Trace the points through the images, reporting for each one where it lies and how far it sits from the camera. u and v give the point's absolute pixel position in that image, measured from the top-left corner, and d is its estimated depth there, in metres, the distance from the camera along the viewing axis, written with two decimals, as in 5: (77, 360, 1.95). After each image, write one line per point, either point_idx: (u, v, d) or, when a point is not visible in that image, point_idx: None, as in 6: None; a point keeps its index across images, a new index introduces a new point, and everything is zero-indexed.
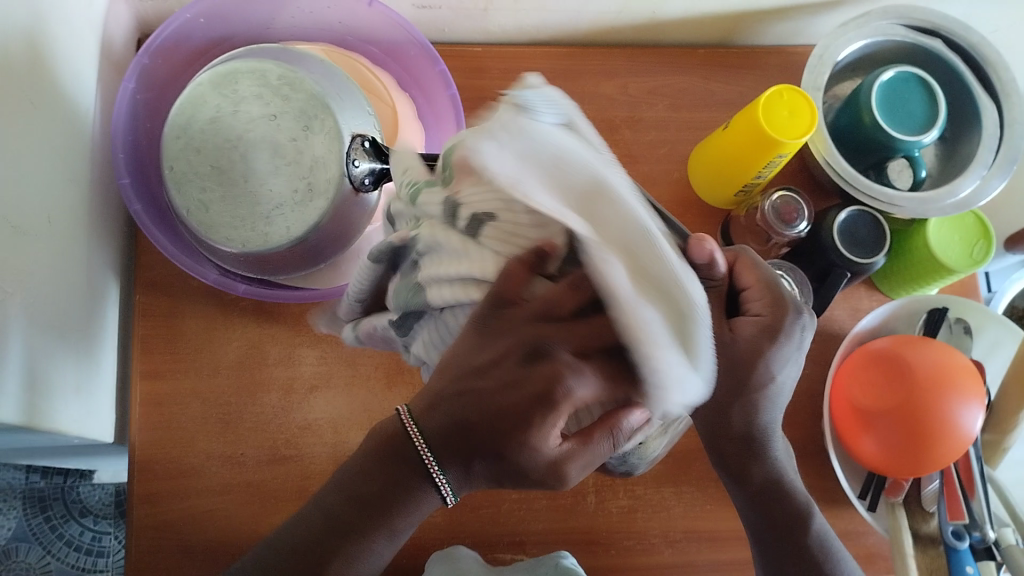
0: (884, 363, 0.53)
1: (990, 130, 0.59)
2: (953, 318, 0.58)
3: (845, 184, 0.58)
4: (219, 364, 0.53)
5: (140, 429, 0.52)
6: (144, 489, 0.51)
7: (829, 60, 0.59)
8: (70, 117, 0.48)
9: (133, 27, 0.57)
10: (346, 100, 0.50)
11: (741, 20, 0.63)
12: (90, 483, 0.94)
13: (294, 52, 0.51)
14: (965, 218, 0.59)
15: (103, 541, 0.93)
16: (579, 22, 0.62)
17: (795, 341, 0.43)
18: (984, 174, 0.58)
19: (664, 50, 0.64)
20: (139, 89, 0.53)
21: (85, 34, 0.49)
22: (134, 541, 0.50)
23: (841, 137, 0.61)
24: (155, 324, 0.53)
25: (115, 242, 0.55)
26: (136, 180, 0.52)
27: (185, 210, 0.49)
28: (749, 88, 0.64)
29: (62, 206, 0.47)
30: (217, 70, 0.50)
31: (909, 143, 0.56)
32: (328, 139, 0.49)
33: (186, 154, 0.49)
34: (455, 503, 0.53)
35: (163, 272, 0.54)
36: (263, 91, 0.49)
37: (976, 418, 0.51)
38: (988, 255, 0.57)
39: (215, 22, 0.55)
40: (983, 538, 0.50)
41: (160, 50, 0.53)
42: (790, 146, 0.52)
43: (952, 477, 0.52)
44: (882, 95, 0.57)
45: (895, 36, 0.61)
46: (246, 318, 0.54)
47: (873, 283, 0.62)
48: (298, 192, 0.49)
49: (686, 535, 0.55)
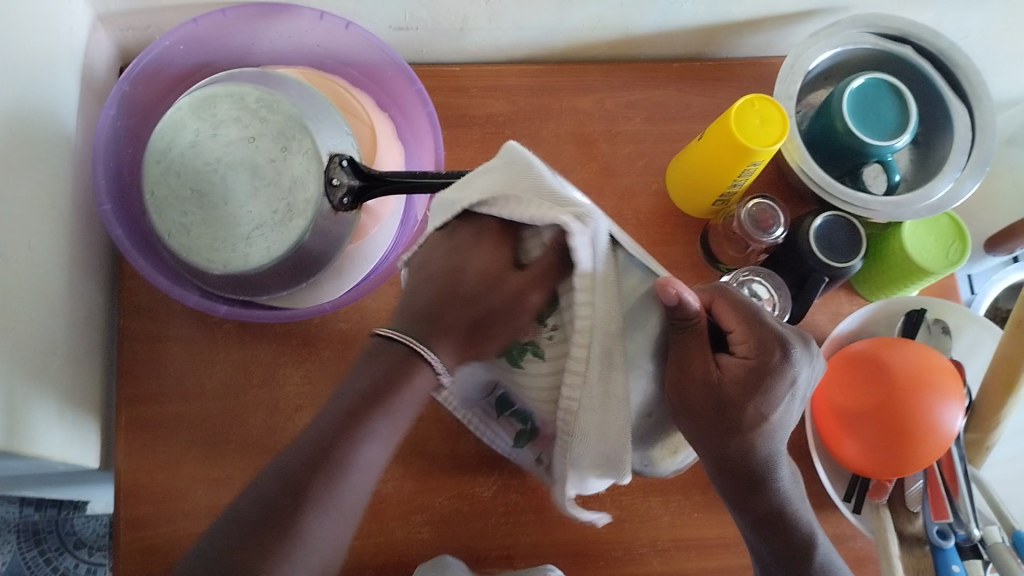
0: (863, 365, 0.54)
1: (962, 134, 0.60)
2: (932, 319, 0.59)
3: (822, 193, 0.58)
4: (205, 385, 0.54)
5: (125, 453, 0.52)
6: (131, 512, 0.51)
7: (800, 69, 0.60)
8: (49, 142, 0.49)
9: (115, 55, 0.58)
10: (324, 121, 0.51)
11: (714, 33, 0.64)
12: (84, 515, 0.93)
13: (272, 76, 0.52)
14: (940, 220, 0.60)
15: (98, 572, 0.93)
16: (554, 40, 0.63)
17: (788, 380, 0.44)
18: (957, 177, 0.59)
19: (640, 64, 0.65)
20: (119, 117, 0.54)
21: (65, 65, 0.50)
22: (122, 563, 0.50)
23: (815, 144, 0.61)
24: (140, 348, 0.54)
25: (100, 268, 0.55)
26: (118, 208, 0.53)
27: (166, 234, 0.49)
28: (724, 99, 0.65)
29: (41, 233, 0.47)
30: (196, 95, 0.51)
31: (882, 148, 0.57)
32: (306, 160, 0.50)
33: (167, 178, 0.50)
34: (441, 517, 0.54)
35: (148, 298, 0.55)
36: (241, 114, 0.50)
37: (954, 419, 0.51)
38: (964, 255, 0.58)
39: (194, 49, 0.56)
40: (968, 536, 0.50)
41: (140, 76, 0.54)
42: (763, 154, 0.53)
43: (935, 475, 0.53)
44: (854, 103, 0.58)
45: (864, 44, 0.62)
46: (231, 339, 0.55)
47: (852, 287, 0.63)
48: (278, 213, 0.50)
49: (674, 543, 0.55)
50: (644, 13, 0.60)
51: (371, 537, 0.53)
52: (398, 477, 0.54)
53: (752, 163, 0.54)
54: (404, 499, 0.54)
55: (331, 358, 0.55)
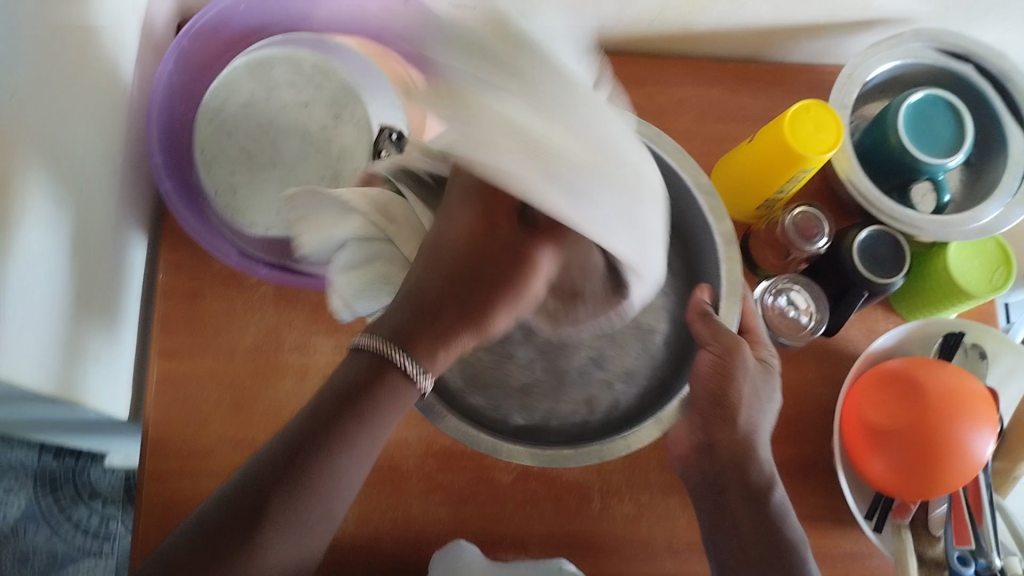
0: (898, 383, 0.53)
1: (1016, 158, 0.59)
2: (969, 343, 0.58)
3: (868, 206, 0.57)
4: (236, 345, 0.54)
5: (154, 406, 0.52)
6: (153, 467, 0.51)
7: (859, 79, 0.60)
8: (109, 91, 0.48)
9: (173, 11, 0.58)
10: (378, 90, 0.50)
11: (773, 36, 0.63)
12: (101, 466, 0.95)
13: (328, 43, 0.52)
14: (986, 244, 0.59)
15: (110, 526, 0.94)
16: (611, 30, 0.62)
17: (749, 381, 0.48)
18: (1007, 202, 0.58)
19: (695, 61, 0.64)
20: (176, 72, 0.53)
21: (127, 16, 0.50)
22: (141, 517, 0.50)
23: (867, 156, 0.61)
24: (177, 305, 0.54)
25: (142, 221, 0.55)
26: (168, 161, 0.52)
27: (214, 191, 0.49)
28: (777, 103, 0.64)
29: (93, 180, 0.47)
30: (252, 57, 0.50)
31: (934, 165, 0.56)
32: (357, 129, 0.50)
33: (217, 137, 0.49)
34: (460, 498, 0.54)
35: (188, 255, 0.55)
36: (295, 79, 0.50)
37: (986, 444, 0.51)
38: (1008, 282, 0.57)
39: (254, 10, 0.56)
40: (989, 565, 0.50)
41: (199, 32, 0.53)
42: (815, 161, 0.52)
43: (962, 503, 0.52)
44: (910, 117, 0.57)
45: (926, 59, 0.61)
46: (265, 304, 0.55)
47: (890, 304, 0.62)
48: (324, 179, 0.49)
49: (690, 546, 0.55)
50: (705, 10, 0.59)
51: (388, 513, 0.53)
52: (420, 456, 0.54)
53: (803, 169, 0.53)
54: (423, 477, 0.54)
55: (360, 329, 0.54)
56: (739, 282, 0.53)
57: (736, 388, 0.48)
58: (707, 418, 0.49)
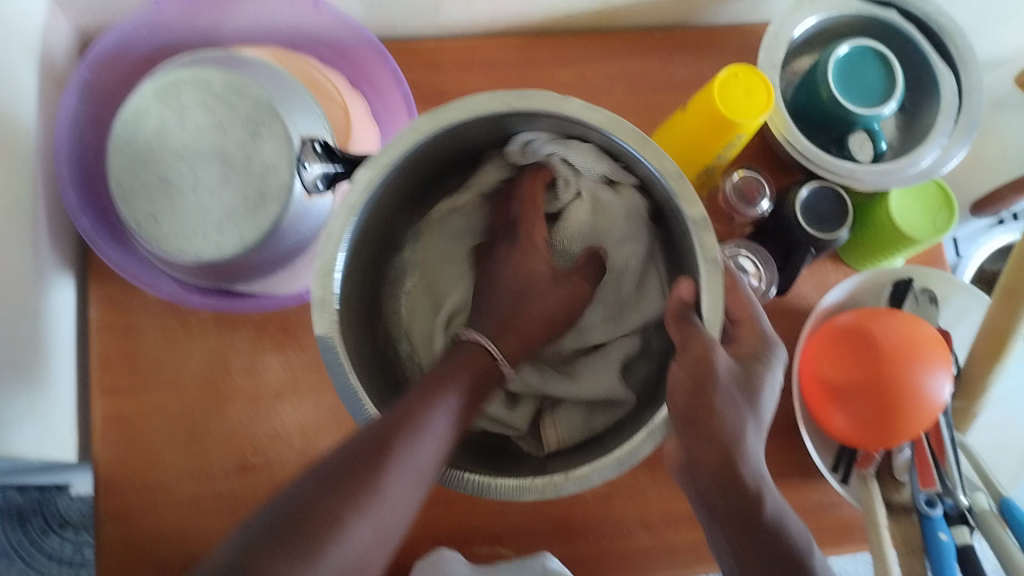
0: (853, 337, 0.54)
1: (948, 99, 0.59)
2: (919, 288, 0.59)
3: (810, 164, 0.57)
4: (182, 374, 0.53)
5: (103, 445, 0.51)
6: (109, 506, 0.50)
7: (784, 36, 0.59)
8: (9, 134, 0.47)
9: (75, 37, 0.56)
10: (294, 104, 0.48)
11: (693, 1, 0.63)
12: (67, 497, 0.90)
13: (238, 58, 0.50)
14: (927, 188, 0.59)
15: (85, 553, 0.94)
16: (532, 11, 0.61)
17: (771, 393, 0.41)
18: (943, 143, 0.58)
19: (619, 33, 0.64)
20: (81, 103, 0.52)
21: (23, 52, 0.48)
22: (102, 557, 0.49)
23: (800, 113, 0.61)
24: (113, 340, 0.53)
25: (68, 259, 0.54)
26: (84, 197, 0.52)
27: (135, 224, 0.48)
28: (707, 66, 0.64)
29: (4, 227, 0.46)
30: (160, 81, 0.48)
31: (867, 116, 0.56)
32: (277, 146, 0.47)
33: (133, 167, 0.48)
34: (427, 502, 0.53)
35: (119, 287, 0.54)
36: (207, 99, 0.47)
37: (945, 387, 0.51)
38: (951, 224, 0.57)
39: (156, 31, 0.54)
40: (956, 504, 0.49)
41: (101, 61, 0.52)
42: (747, 126, 0.52)
43: (924, 447, 0.53)
44: (839, 71, 0.57)
45: (850, 10, 0.61)
46: (207, 327, 0.53)
47: (838, 256, 0.62)
48: (249, 199, 0.47)
49: (663, 519, 0.55)
50: None
51: None
52: None
53: (735, 135, 0.53)
54: None
55: (312, 344, 0.54)
56: (717, 267, 0.42)
57: (714, 398, 0.39)
58: (686, 425, 0.39)
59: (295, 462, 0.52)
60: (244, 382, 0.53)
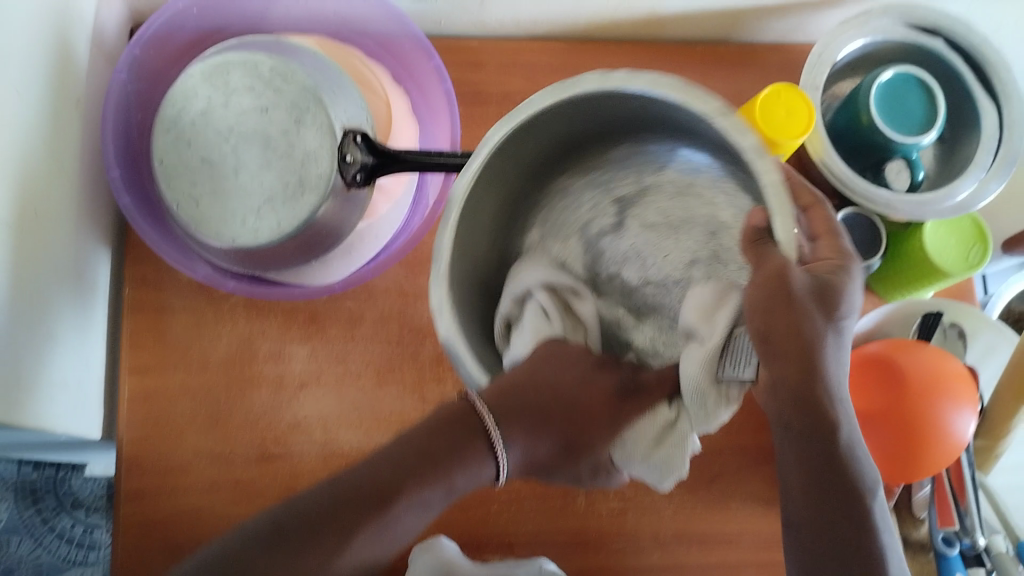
0: (878, 367, 0.53)
1: (988, 133, 0.58)
2: (948, 323, 0.59)
3: (845, 188, 0.57)
4: (210, 358, 0.53)
5: (128, 423, 0.51)
6: (131, 485, 0.50)
7: (828, 59, 0.59)
8: (59, 110, 0.47)
9: (124, 15, 0.56)
10: (339, 94, 0.48)
11: (740, 19, 0.62)
12: (81, 476, 0.92)
13: (287, 44, 0.50)
14: (962, 221, 0.59)
15: (94, 535, 0.93)
16: (578, 17, 0.61)
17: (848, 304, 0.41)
18: (981, 176, 0.57)
19: (664, 47, 0.63)
20: (129, 81, 0.52)
21: (76, 28, 0.49)
22: (121, 536, 0.50)
23: (841, 138, 0.60)
24: (144, 320, 0.53)
25: (104, 236, 0.54)
26: (128, 175, 0.52)
27: (177, 205, 0.48)
28: (749, 85, 0.63)
29: (47, 202, 0.46)
30: (209, 62, 0.48)
31: (905, 144, 0.56)
32: (320, 135, 0.47)
33: (177, 148, 0.48)
34: (444, 502, 0.53)
35: (152, 267, 0.54)
36: (254, 83, 0.48)
37: (968, 423, 0.51)
38: (985, 258, 0.57)
39: (207, 12, 0.54)
40: (973, 545, 0.51)
41: (151, 40, 0.52)
42: (787, 147, 0.52)
43: (943, 484, 0.52)
44: (882, 96, 0.56)
45: (894, 35, 0.60)
46: (236, 313, 0.54)
47: (868, 284, 0.62)
48: (289, 186, 0.47)
49: (677, 537, 0.55)
50: None
51: None
52: None
53: (774, 156, 0.53)
54: None
55: (338, 336, 0.54)
56: (782, 190, 0.38)
57: (794, 313, 0.39)
58: (763, 353, 0.40)
59: (315, 453, 0.52)
60: (270, 370, 0.53)
